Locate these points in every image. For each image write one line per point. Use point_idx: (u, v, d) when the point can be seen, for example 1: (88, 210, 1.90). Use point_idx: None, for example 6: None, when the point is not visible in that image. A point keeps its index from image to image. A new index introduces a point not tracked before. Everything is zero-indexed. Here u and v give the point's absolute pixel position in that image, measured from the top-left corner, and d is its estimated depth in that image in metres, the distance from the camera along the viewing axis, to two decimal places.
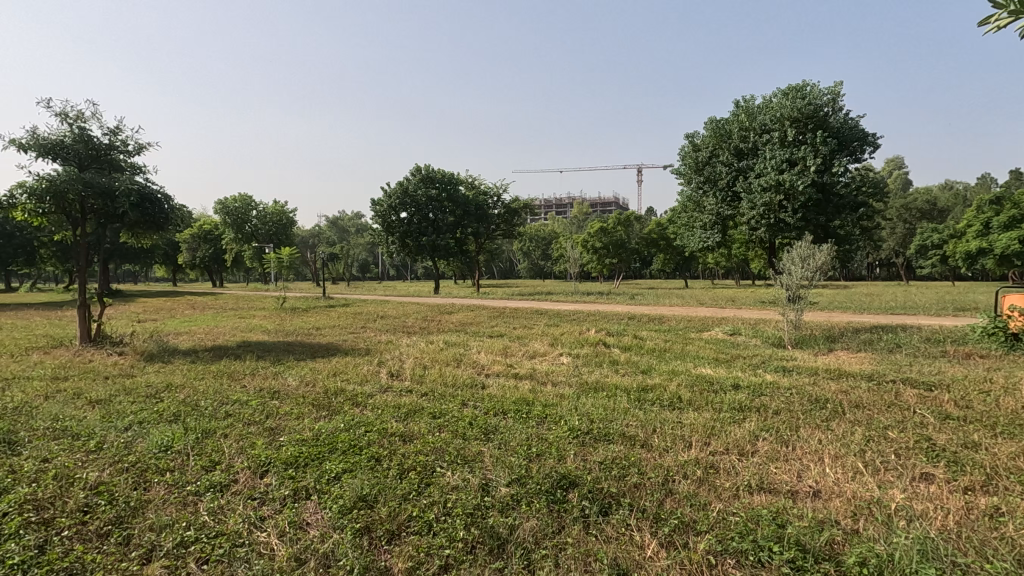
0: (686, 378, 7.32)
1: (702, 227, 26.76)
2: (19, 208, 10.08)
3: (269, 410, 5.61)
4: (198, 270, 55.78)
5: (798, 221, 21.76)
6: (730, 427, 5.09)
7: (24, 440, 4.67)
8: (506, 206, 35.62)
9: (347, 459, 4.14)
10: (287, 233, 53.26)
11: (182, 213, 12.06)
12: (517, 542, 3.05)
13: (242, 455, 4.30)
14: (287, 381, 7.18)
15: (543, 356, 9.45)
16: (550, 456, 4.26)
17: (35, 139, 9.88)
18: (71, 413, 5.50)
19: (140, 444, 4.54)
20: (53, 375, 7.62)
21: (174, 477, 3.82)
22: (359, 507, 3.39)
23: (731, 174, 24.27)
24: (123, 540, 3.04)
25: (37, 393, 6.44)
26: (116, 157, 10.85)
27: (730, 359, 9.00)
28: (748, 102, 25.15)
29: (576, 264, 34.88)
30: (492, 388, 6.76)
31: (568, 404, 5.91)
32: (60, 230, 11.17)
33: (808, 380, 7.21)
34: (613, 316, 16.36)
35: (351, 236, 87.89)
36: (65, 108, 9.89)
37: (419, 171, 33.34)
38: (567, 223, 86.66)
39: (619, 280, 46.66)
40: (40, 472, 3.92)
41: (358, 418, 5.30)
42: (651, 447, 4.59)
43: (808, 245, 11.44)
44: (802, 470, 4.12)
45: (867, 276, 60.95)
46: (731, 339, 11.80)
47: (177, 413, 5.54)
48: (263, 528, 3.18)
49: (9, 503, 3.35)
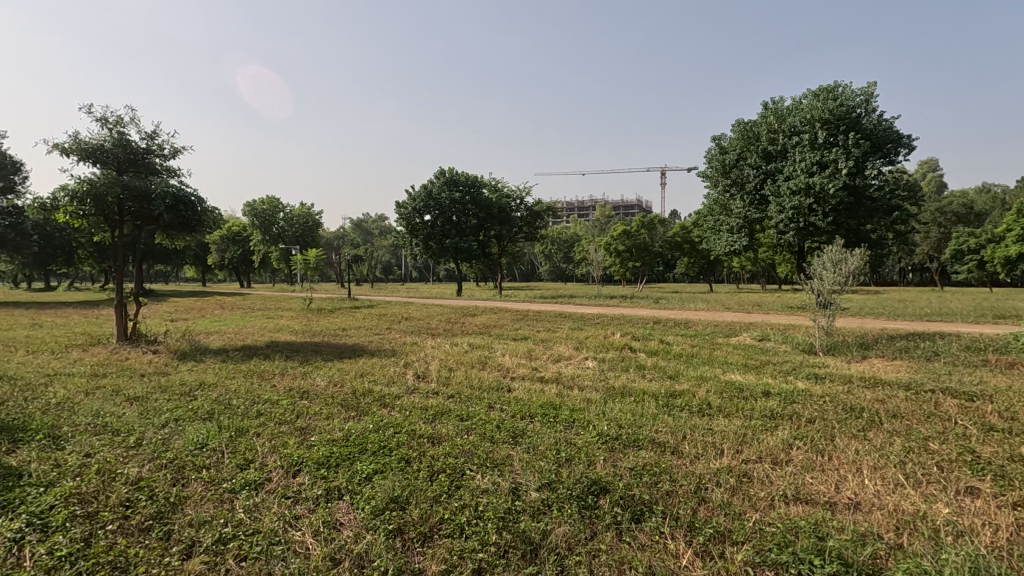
0: (715, 384, 7.19)
1: (729, 230, 26.42)
2: (62, 210, 10.48)
3: (299, 410, 5.69)
4: (227, 271, 57.18)
5: (829, 225, 21.34)
6: (763, 435, 5.00)
7: (68, 435, 4.83)
8: (529, 209, 35.53)
9: (378, 460, 4.18)
10: (313, 235, 54.12)
11: (215, 216, 12.34)
12: (550, 547, 3.04)
13: (275, 454, 4.37)
14: (316, 381, 7.28)
15: (568, 360, 9.42)
16: (580, 461, 4.24)
17: (77, 143, 10.24)
18: (112, 410, 5.67)
19: (177, 441, 4.65)
20: (93, 372, 7.85)
21: (210, 475, 3.91)
22: (391, 508, 3.42)
23: (759, 176, 23.87)
24: (164, 535, 3.12)
25: (78, 390, 6.66)
26: (153, 161, 11.16)
27: (760, 365, 8.84)
28: (778, 103, 24.80)
29: (600, 268, 34.68)
30: (518, 391, 6.75)
31: (596, 409, 5.87)
32: (99, 232, 11.54)
33: (842, 388, 7.03)
34: (638, 320, 16.27)
35: (375, 238, 89.06)
36: (106, 114, 10.22)
37: (443, 174, 33.60)
38: (590, 227, 86.30)
39: (642, 284, 46.14)
40: (84, 466, 4.05)
41: (387, 418, 5.37)
42: (682, 454, 4.53)
43: (840, 250, 11.16)
44: (840, 481, 4.02)
45: (899, 282, 59.16)
46: (760, 345, 11.59)
47: (210, 411, 5.66)
48: (298, 527, 3.22)
49: (56, 496, 3.48)
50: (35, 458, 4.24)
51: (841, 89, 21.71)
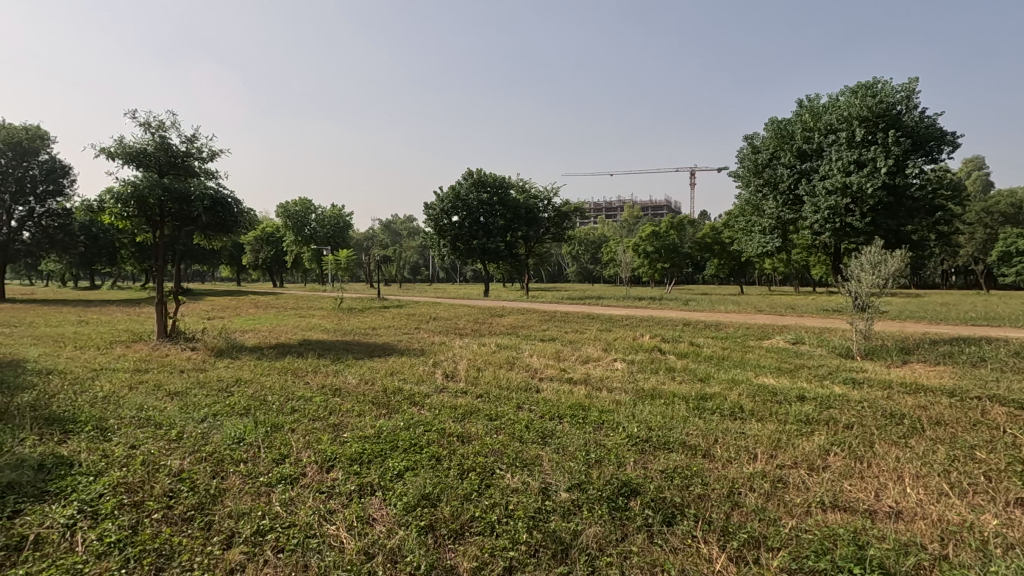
0: (748, 387, 7.05)
1: (761, 231, 25.92)
2: (107, 211, 10.91)
3: (332, 407, 5.78)
4: (260, 271, 58.48)
5: (867, 225, 20.72)
6: (798, 440, 4.89)
7: (114, 427, 5.03)
8: (556, 210, 35.42)
9: (409, 457, 4.24)
10: (343, 236, 55.00)
11: (251, 217, 12.68)
12: (581, 547, 3.04)
13: (309, 449, 4.47)
14: (347, 379, 7.42)
15: (597, 361, 9.39)
16: (609, 462, 4.22)
17: (122, 148, 10.67)
18: (154, 404, 5.90)
19: (215, 435, 4.81)
20: (136, 367, 8.17)
21: (248, 469, 4.02)
22: (422, 505, 3.46)
23: (793, 176, 23.36)
24: (205, 525, 3.23)
25: (123, 384, 6.93)
26: (192, 163, 11.53)
27: (795, 368, 8.65)
28: (813, 101, 24.27)
29: (628, 268, 34.34)
30: (546, 392, 6.76)
31: (625, 411, 5.81)
32: (141, 233, 11.97)
33: (882, 394, 6.79)
34: (668, 322, 16.04)
35: (404, 239, 90.31)
36: (149, 119, 10.62)
37: (471, 175, 33.79)
38: (618, 228, 85.71)
39: (671, 285, 45.39)
40: (130, 458, 4.22)
41: (417, 417, 5.40)
42: (714, 457, 4.46)
43: (879, 250, 10.76)
44: (880, 489, 3.90)
45: (941, 284, 57.05)
46: (794, 348, 11.35)
47: (247, 406, 5.84)
48: (332, 521, 3.29)
49: (104, 485, 3.64)
50: (84, 448, 4.44)
51: (880, 86, 21.07)
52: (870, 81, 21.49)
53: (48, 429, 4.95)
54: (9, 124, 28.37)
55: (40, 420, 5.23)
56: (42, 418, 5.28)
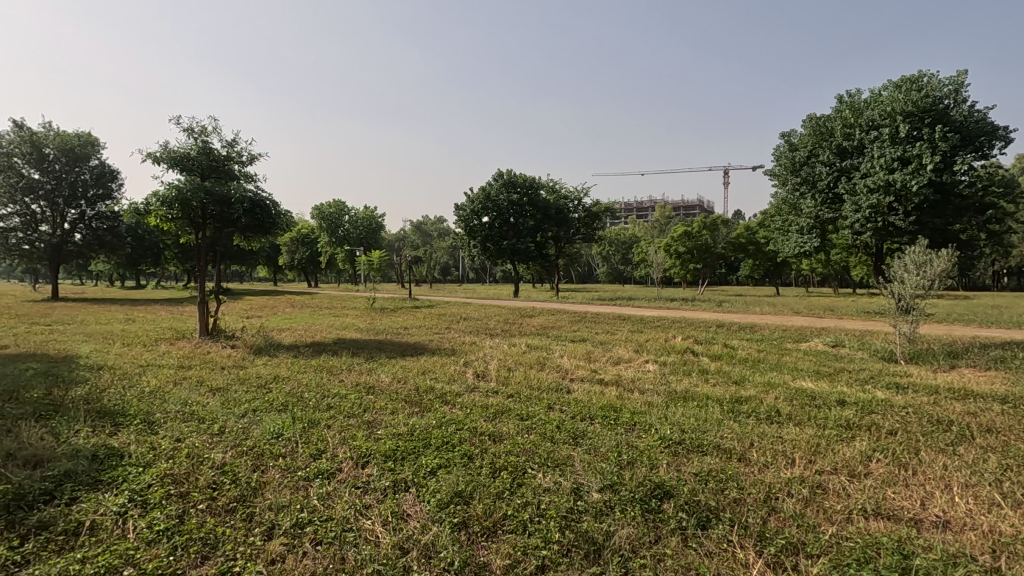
0: (785, 391, 6.88)
1: (799, 231, 25.23)
2: (153, 214, 11.36)
3: (366, 405, 5.90)
4: (296, 271, 59.95)
5: (911, 224, 19.93)
6: (838, 446, 4.74)
7: (160, 421, 5.24)
8: (587, 210, 35.25)
9: (442, 455, 4.30)
10: (376, 237, 55.90)
11: (287, 219, 13.03)
12: (613, 548, 3.03)
13: (345, 445, 4.57)
14: (380, 377, 7.56)
15: (628, 362, 9.30)
16: (641, 464, 4.18)
17: (167, 152, 11.10)
18: (197, 399, 6.12)
19: (255, 430, 4.96)
20: (180, 364, 8.49)
21: (286, 463, 4.13)
22: (455, 502, 3.51)
23: (832, 174, 22.65)
24: (247, 516, 3.34)
25: (167, 379, 7.23)
26: (232, 167, 11.92)
27: (835, 372, 8.38)
28: (854, 96, 23.54)
29: (660, 269, 33.87)
30: (578, 392, 6.74)
31: (657, 412, 5.76)
32: (185, 234, 12.42)
33: (928, 399, 6.54)
34: (701, 323, 15.81)
35: (435, 240, 91.22)
36: (192, 124, 11.03)
37: (501, 176, 33.91)
38: (649, 228, 84.78)
39: (704, 286, 44.48)
40: (175, 450, 4.39)
41: (449, 416, 5.46)
42: (750, 462, 4.37)
43: (925, 250, 10.31)
44: (926, 498, 3.76)
45: (992, 286, 54.42)
46: (834, 351, 11.01)
47: (285, 403, 6.00)
48: (368, 515, 3.36)
49: (153, 476, 3.80)
50: (133, 440, 4.64)
51: (926, 79, 20.26)
52: (914, 74, 20.70)
53: (100, 422, 5.20)
54: (62, 132, 29.77)
55: (93, 413, 5.50)
56: (95, 411, 5.55)
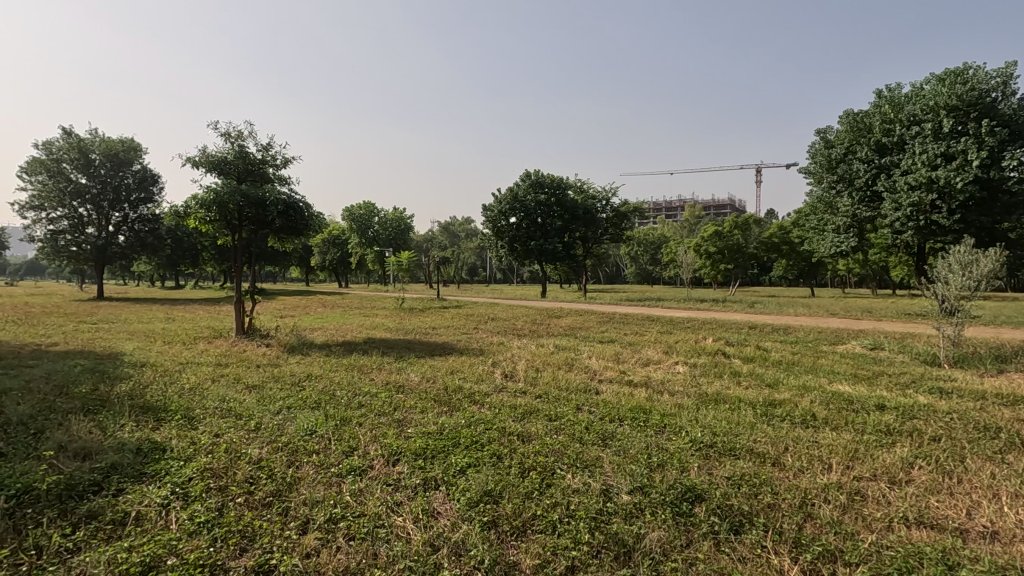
0: (821, 394, 6.70)
1: (835, 230, 24.55)
2: (192, 217, 11.72)
3: (396, 403, 5.98)
4: (327, 272, 61.12)
5: (956, 223, 19.14)
6: (877, 452, 4.59)
7: (200, 417, 5.42)
8: (615, 210, 35.01)
9: (471, 454, 4.33)
10: (405, 237, 56.51)
11: (320, 220, 13.31)
12: (644, 551, 3.00)
13: (376, 443, 4.65)
14: (410, 376, 7.65)
15: (658, 364, 9.20)
16: (672, 466, 4.13)
17: (206, 157, 11.45)
18: (235, 396, 6.30)
19: (290, 426, 5.08)
20: (217, 362, 8.75)
21: (320, 459, 4.23)
22: (485, 501, 3.53)
23: (870, 171, 21.92)
24: (283, 511, 3.43)
25: (206, 377, 7.47)
26: (267, 170, 12.23)
27: (873, 376, 8.12)
28: (894, 90, 22.80)
29: (690, 269, 33.35)
30: (606, 394, 6.69)
31: (688, 415, 5.68)
32: (222, 236, 12.78)
33: (974, 405, 6.27)
34: (732, 324, 15.52)
35: (463, 241, 91.80)
36: (228, 129, 11.37)
37: (529, 176, 33.93)
38: (678, 228, 83.63)
39: (735, 287, 43.57)
40: (214, 445, 4.53)
41: (478, 415, 5.50)
42: (785, 466, 4.28)
43: (970, 249, 9.88)
44: (972, 507, 3.61)
45: None
46: (872, 354, 10.66)
47: (318, 400, 6.13)
48: (399, 513, 3.40)
49: (193, 469, 3.94)
50: (175, 435, 4.81)
51: (971, 72, 19.46)
52: (959, 67, 19.89)
53: (143, 417, 5.41)
54: (106, 137, 31.03)
55: (137, 408, 5.73)
56: (139, 406, 5.77)
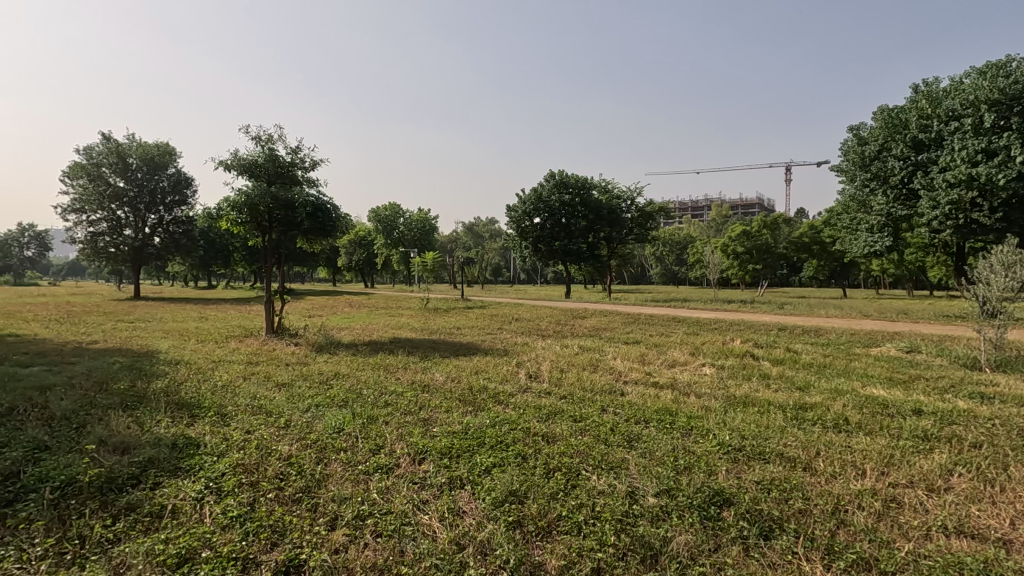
0: (854, 398, 6.51)
1: (869, 229, 23.89)
2: (225, 219, 12.03)
3: (422, 402, 6.05)
4: (354, 272, 62.01)
5: (997, 221, 18.43)
6: (914, 457, 4.45)
7: (232, 413, 5.57)
8: (640, 210, 34.72)
9: (496, 454, 4.34)
10: (430, 238, 56.96)
11: (347, 222, 13.50)
12: (671, 554, 2.97)
13: (402, 441, 4.71)
14: (434, 376, 7.70)
15: (684, 365, 9.09)
16: (699, 469, 4.08)
17: (237, 160, 11.75)
18: (265, 393, 6.45)
19: (318, 424, 5.19)
20: (248, 360, 8.96)
21: (348, 457, 4.30)
22: (510, 501, 3.54)
23: (906, 169, 21.24)
24: (312, 507, 3.49)
25: (238, 375, 7.66)
26: (296, 172, 12.47)
27: (910, 380, 7.86)
28: (931, 85, 22.05)
29: (717, 270, 32.80)
30: (632, 395, 6.63)
31: (715, 417, 5.59)
32: (253, 237, 13.07)
33: (1019, 411, 6.01)
34: (761, 326, 15.22)
35: (487, 242, 92.13)
36: (259, 133, 11.64)
37: (553, 177, 33.86)
38: (705, 228, 82.44)
39: (764, 287, 42.71)
40: (246, 441, 4.66)
41: (503, 416, 5.52)
42: (816, 471, 4.18)
43: (1014, 249, 9.49)
44: (1017, 517, 3.46)
45: None
46: (908, 357, 10.33)
47: (345, 399, 6.24)
48: (425, 510, 3.44)
49: (227, 464, 4.05)
50: (209, 431, 4.95)
51: (1014, 64, 18.71)
52: (1001, 59, 19.15)
53: (179, 412, 5.58)
54: (143, 142, 32.09)
55: (172, 404, 5.91)
56: (174, 403, 5.96)
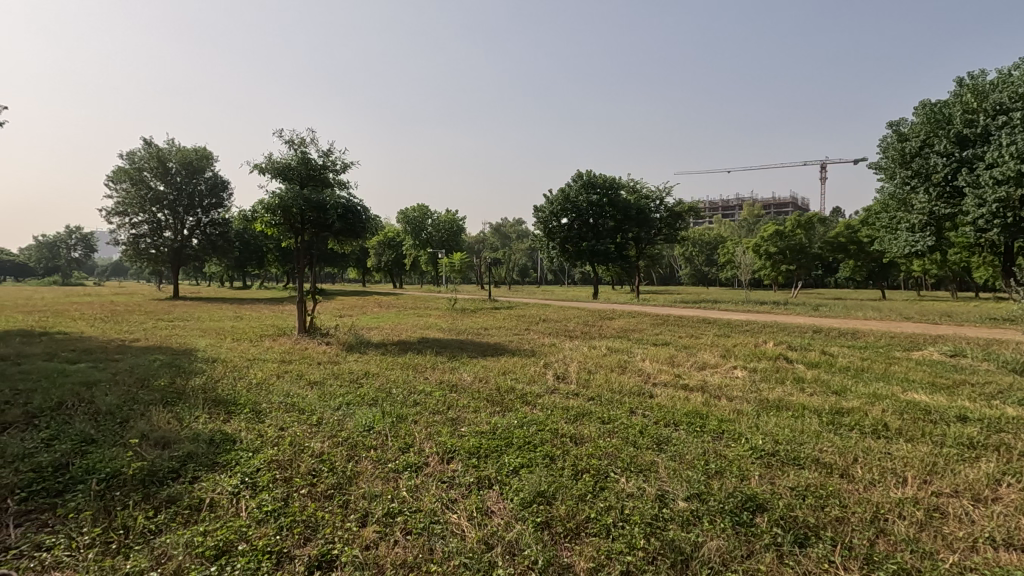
0: (894, 403, 6.29)
1: (910, 228, 23.21)
2: (259, 220, 12.34)
3: (450, 402, 6.09)
4: (383, 273, 62.87)
5: None
6: (959, 466, 4.28)
7: (267, 411, 5.71)
8: (669, 210, 34.32)
9: (524, 454, 4.34)
10: (457, 239, 57.36)
11: (377, 223, 13.70)
12: (702, 560, 2.92)
13: (431, 440, 4.75)
14: (462, 376, 7.74)
15: (714, 368, 8.93)
16: (731, 474, 4.00)
17: (271, 163, 12.04)
18: (298, 391, 6.59)
19: (349, 422, 5.28)
20: (281, 359, 9.17)
21: (377, 455, 4.36)
22: (538, 502, 3.54)
23: (950, 165, 20.40)
24: (343, 503, 3.55)
25: (272, 373, 7.85)
26: (327, 175, 12.72)
27: (953, 385, 7.56)
28: (978, 77, 21.15)
29: (749, 271, 32.08)
30: (661, 397, 6.55)
31: (748, 421, 5.48)
32: (286, 239, 13.37)
33: None
34: (795, 328, 14.85)
35: (514, 243, 92.26)
36: (292, 137, 11.91)
37: (580, 177, 33.72)
38: (736, 227, 80.90)
39: (798, 288, 41.60)
40: (280, 438, 4.77)
41: (530, 416, 5.51)
42: (854, 478, 4.05)
43: None
44: None
45: None
46: (952, 361, 9.93)
47: (375, 397, 6.34)
48: (454, 510, 3.46)
49: (262, 461, 4.16)
50: (244, 427, 5.09)
51: None
52: None
53: (216, 409, 5.76)
54: (182, 147, 33.18)
55: (210, 401, 6.10)
56: (211, 399, 6.14)
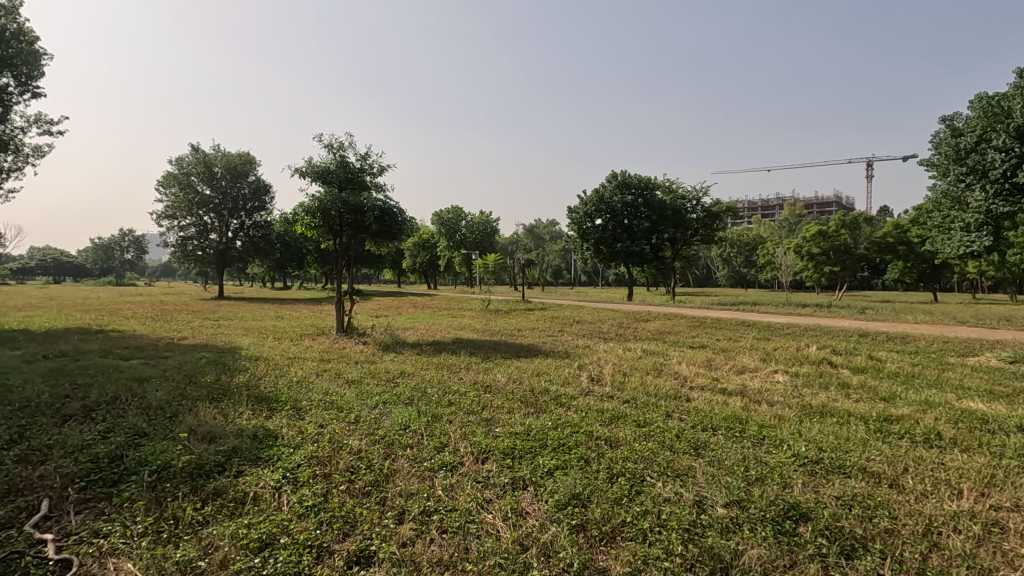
0: (948, 412, 5.98)
1: (965, 227, 22.26)
2: (300, 223, 12.67)
3: (484, 403, 6.11)
4: (418, 275, 63.67)
5: None
6: (1020, 479, 4.05)
7: (306, 408, 5.85)
8: (706, 210, 33.67)
9: (559, 456, 4.33)
10: (491, 240, 57.62)
11: (412, 225, 13.89)
12: (743, 568, 2.85)
13: (466, 440, 4.79)
14: (496, 377, 7.76)
15: (753, 372, 8.69)
16: (773, 482, 3.88)
17: (311, 167, 12.38)
18: (336, 390, 6.75)
19: (386, 420, 5.36)
20: (319, 358, 9.39)
21: (414, 454, 4.41)
22: (573, 505, 3.51)
23: (1008, 162, 18.99)
24: (380, 500, 3.62)
25: (311, 371, 8.05)
26: (365, 178, 12.97)
27: (1013, 393, 7.13)
28: None
29: (790, 272, 31.09)
30: (698, 401, 6.42)
31: (790, 427, 5.31)
32: (325, 241, 13.69)
33: None
34: (839, 332, 14.34)
35: (547, 244, 92.05)
36: (331, 141, 12.23)
37: (615, 177, 33.41)
38: (776, 227, 78.71)
39: (842, 290, 40.12)
40: (319, 435, 4.89)
41: (565, 418, 5.48)
42: (904, 489, 3.88)
43: None
44: None
45: None
46: (1012, 368, 9.38)
47: (411, 397, 6.42)
48: (489, 510, 3.48)
49: (302, 457, 4.27)
50: (285, 424, 5.24)
51: None
52: None
53: (258, 405, 5.94)
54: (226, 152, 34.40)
55: (253, 397, 6.31)
56: (254, 396, 6.34)
